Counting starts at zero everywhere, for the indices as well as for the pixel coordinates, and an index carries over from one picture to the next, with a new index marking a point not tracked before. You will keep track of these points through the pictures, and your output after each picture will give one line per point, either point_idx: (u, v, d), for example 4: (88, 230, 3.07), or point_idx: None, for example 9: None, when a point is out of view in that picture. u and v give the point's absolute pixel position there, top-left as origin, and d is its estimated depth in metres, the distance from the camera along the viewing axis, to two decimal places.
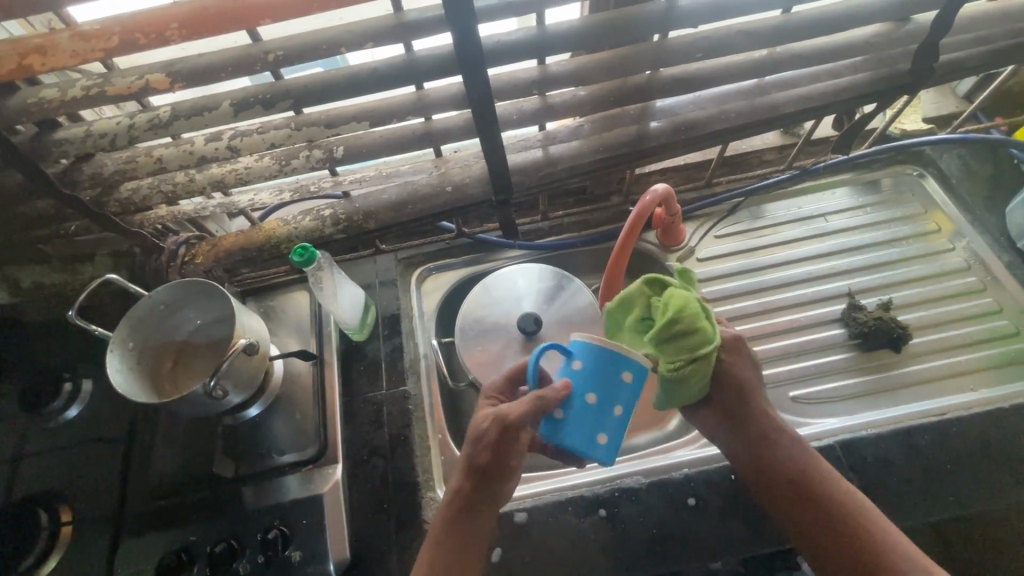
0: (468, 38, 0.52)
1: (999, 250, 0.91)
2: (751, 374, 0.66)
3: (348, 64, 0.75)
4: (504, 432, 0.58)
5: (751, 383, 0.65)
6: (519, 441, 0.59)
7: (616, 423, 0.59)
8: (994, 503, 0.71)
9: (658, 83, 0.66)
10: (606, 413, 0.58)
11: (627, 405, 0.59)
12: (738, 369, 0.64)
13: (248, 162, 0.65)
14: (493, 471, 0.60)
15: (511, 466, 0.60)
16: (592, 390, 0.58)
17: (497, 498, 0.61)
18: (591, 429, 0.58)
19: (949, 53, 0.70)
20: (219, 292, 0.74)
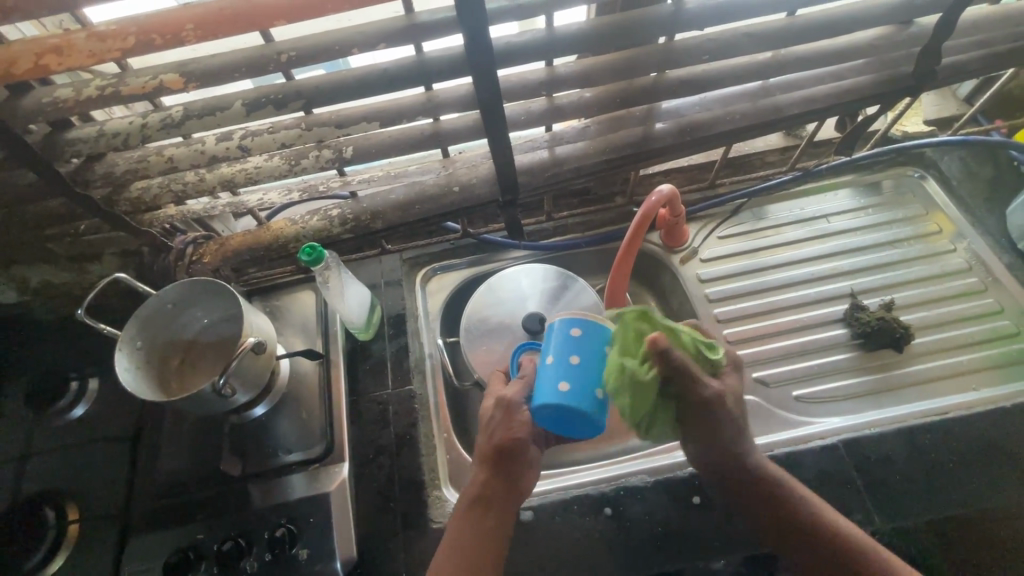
0: (478, 40, 0.53)
1: (999, 251, 0.92)
2: (732, 423, 0.64)
3: (351, 66, 0.76)
4: (507, 411, 0.65)
5: (732, 428, 0.64)
6: (522, 420, 0.64)
7: (578, 373, 0.58)
8: (996, 501, 0.72)
9: (664, 84, 0.67)
10: (564, 366, 0.58)
11: (584, 353, 0.59)
12: (711, 424, 0.63)
13: (257, 162, 0.65)
14: (504, 452, 0.64)
15: (521, 445, 0.64)
16: (551, 351, 0.60)
17: (512, 482, 0.65)
18: (550, 380, 0.58)
19: (951, 56, 0.71)
20: (227, 291, 0.75)
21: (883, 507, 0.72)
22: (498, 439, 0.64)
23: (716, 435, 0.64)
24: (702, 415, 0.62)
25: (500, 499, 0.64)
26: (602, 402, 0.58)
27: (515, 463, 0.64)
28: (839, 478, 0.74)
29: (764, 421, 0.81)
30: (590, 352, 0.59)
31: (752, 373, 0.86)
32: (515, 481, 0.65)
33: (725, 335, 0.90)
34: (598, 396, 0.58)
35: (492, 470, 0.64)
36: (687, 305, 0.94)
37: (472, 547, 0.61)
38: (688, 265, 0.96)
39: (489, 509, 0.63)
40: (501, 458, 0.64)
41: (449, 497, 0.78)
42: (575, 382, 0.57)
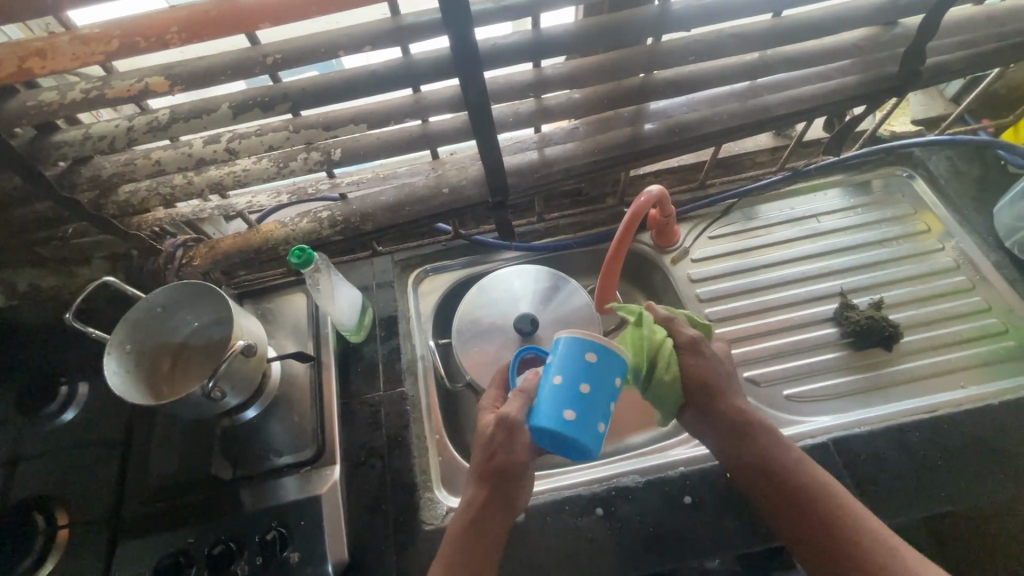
0: (464, 40, 0.53)
1: (988, 250, 0.92)
2: (720, 369, 0.68)
3: (344, 67, 0.74)
4: (506, 438, 0.62)
5: (723, 373, 0.68)
6: (522, 445, 0.63)
7: (551, 392, 0.57)
8: (984, 498, 0.72)
9: (652, 85, 0.67)
10: (571, 391, 0.56)
11: (557, 369, 0.57)
12: (703, 370, 0.66)
13: (246, 164, 0.65)
14: (502, 474, 0.63)
15: (519, 468, 0.63)
16: (558, 372, 0.57)
17: (508, 499, 0.65)
18: (555, 405, 0.56)
19: (936, 56, 0.72)
20: (218, 294, 0.74)
21: (872, 505, 0.73)
22: (496, 461, 0.63)
23: (706, 380, 0.66)
24: (690, 356, 0.67)
25: (497, 515, 0.65)
26: (575, 426, 0.55)
27: (513, 482, 0.64)
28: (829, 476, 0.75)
29: None
30: (565, 363, 0.57)
31: (743, 372, 0.86)
32: (515, 496, 0.65)
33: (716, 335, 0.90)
34: (568, 417, 0.55)
35: (491, 487, 0.64)
36: (678, 304, 0.95)
37: (472, 562, 0.62)
38: (679, 265, 0.96)
39: (488, 527, 0.64)
40: (499, 478, 0.64)
41: (441, 498, 0.78)
42: (551, 397, 0.56)
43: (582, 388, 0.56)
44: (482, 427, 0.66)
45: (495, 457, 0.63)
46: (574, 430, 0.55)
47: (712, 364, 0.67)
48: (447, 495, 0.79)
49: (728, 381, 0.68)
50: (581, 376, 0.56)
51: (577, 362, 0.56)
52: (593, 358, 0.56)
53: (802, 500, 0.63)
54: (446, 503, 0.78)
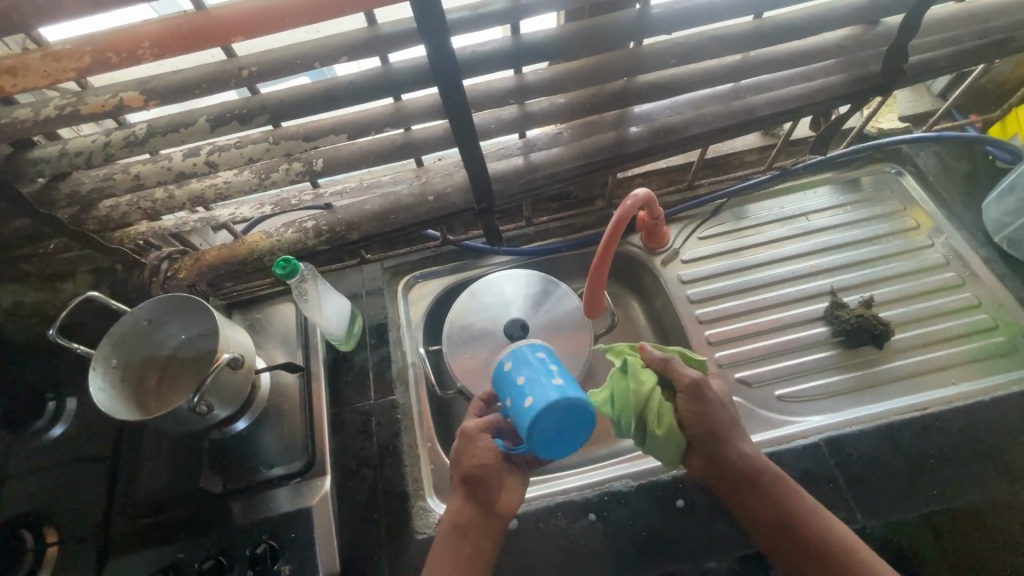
0: (442, 49, 0.52)
1: (976, 245, 0.92)
2: (723, 412, 0.67)
3: (337, 74, 0.74)
4: (466, 442, 0.67)
5: (727, 418, 0.67)
6: (484, 446, 0.66)
7: (511, 412, 0.61)
8: (976, 494, 0.72)
9: (636, 88, 0.66)
10: (518, 389, 0.60)
11: (501, 394, 0.64)
12: (708, 414, 0.66)
13: (227, 177, 0.65)
14: (472, 476, 0.65)
15: (484, 471, 0.65)
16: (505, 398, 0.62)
17: (483, 507, 0.66)
18: (519, 407, 0.58)
19: (918, 54, 0.71)
20: (203, 306, 0.74)
21: (865, 505, 0.72)
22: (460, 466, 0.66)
23: (710, 424, 0.66)
24: (690, 399, 0.66)
25: (474, 524, 0.65)
26: (537, 398, 0.56)
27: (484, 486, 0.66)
28: (821, 476, 0.75)
29: (747, 421, 0.81)
30: (499, 380, 0.64)
31: (734, 373, 0.86)
32: (490, 504, 0.66)
33: (708, 336, 0.90)
34: (525, 404, 0.58)
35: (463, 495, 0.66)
36: (669, 306, 0.94)
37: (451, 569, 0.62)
38: (669, 267, 0.96)
39: (468, 533, 0.64)
40: (468, 484, 0.66)
41: (433, 507, 0.78)
42: (512, 413, 0.60)
43: (518, 381, 0.60)
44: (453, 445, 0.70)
45: (461, 463, 0.66)
46: (531, 406, 0.56)
47: (712, 405, 0.66)
48: (439, 503, 0.78)
49: (732, 425, 0.67)
50: (512, 376, 0.62)
51: (506, 375, 0.63)
52: (509, 361, 0.64)
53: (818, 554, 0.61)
54: (438, 511, 0.77)
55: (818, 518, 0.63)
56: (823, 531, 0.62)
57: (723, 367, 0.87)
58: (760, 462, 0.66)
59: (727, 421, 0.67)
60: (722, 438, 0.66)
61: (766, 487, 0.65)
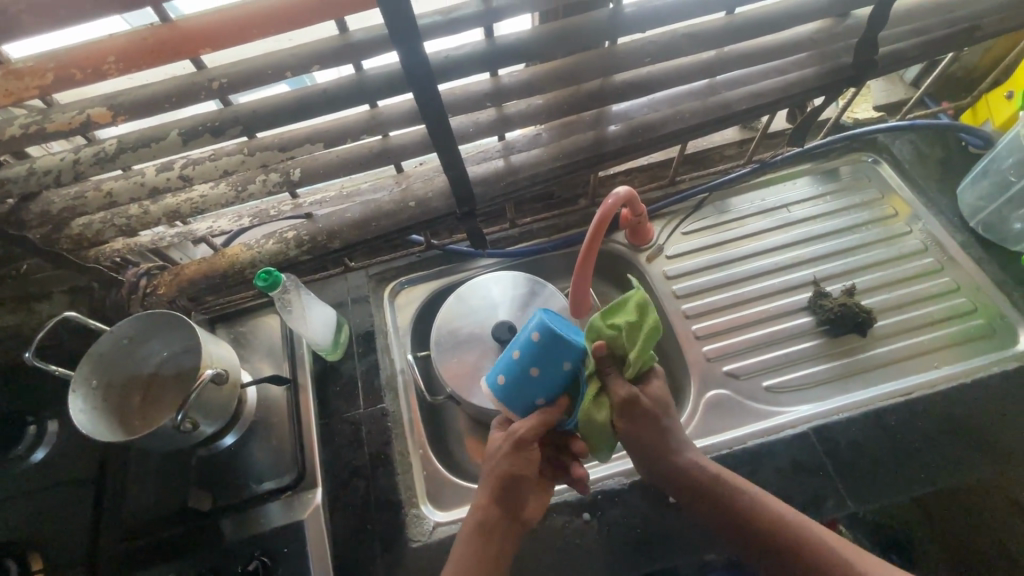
0: (415, 54, 0.52)
1: (954, 230, 0.93)
2: (660, 423, 0.65)
3: (316, 81, 0.73)
4: (516, 448, 0.63)
5: (665, 429, 0.65)
6: (533, 455, 0.64)
7: (545, 372, 0.60)
8: (961, 475, 0.74)
9: (612, 87, 0.66)
10: (527, 349, 0.60)
11: (522, 386, 0.61)
12: (640, 427, 0.64)
13: (203, 191, 0.64)
14: (512, 479, 0.63)
15: (523, 478, 0.63)
16: (529, 371, 0.60)
17: (511, 511, 0.65)
18: (540, 346, 0.59)
19: (889, 45, 0.72)
20: (184, 322, 0.73)
21: (855, 491, 0.73)
22: (502, 469, 0.63)
23: (643, 439, 0.64)
24: (623, 411, 0.63)
25: (500, 527, 0.63)
26: (538, 326, 0.60)
27: (518, 491, 0.64)
28: (811, 465, 0.75)
29: (736, 414, 0.82)
30: (508, 385, 0.62)
31: (722, 366, 0.87)
32: (518, 508, 0.65)
33: (694, 330, 0.90)
34: (540, 339, 0.59)
35: (498, 498, 0.64)
36: (656, 303, 0.95)
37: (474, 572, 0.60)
38: (654, 263, 0.96)
39: (493, 536, 0.63)
40: (505, 487, 0.63)
41: (428, 513, 0.77)
42: (547, 370, 0.60)
43: (517, 350, 0.61)
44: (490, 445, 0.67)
45: (504, 465, 0.63)
46: (537, 336, 0.59)
47: (646, 416, 0.64)
48: (433, 510, 0.78)
49: (667, 433, 0.66)
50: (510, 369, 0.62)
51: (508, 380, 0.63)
52: (496, 373, 0.63)
53: (783, 552, 0.60)
54: (432, 518, 0.77)
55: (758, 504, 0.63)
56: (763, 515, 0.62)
57: (711, 360, 0.87)
58: (707, 468, 0.66)
59: (663, 433, 0.65)
60: (659, 449, 0.65)
61: (715, 489, 0.64)
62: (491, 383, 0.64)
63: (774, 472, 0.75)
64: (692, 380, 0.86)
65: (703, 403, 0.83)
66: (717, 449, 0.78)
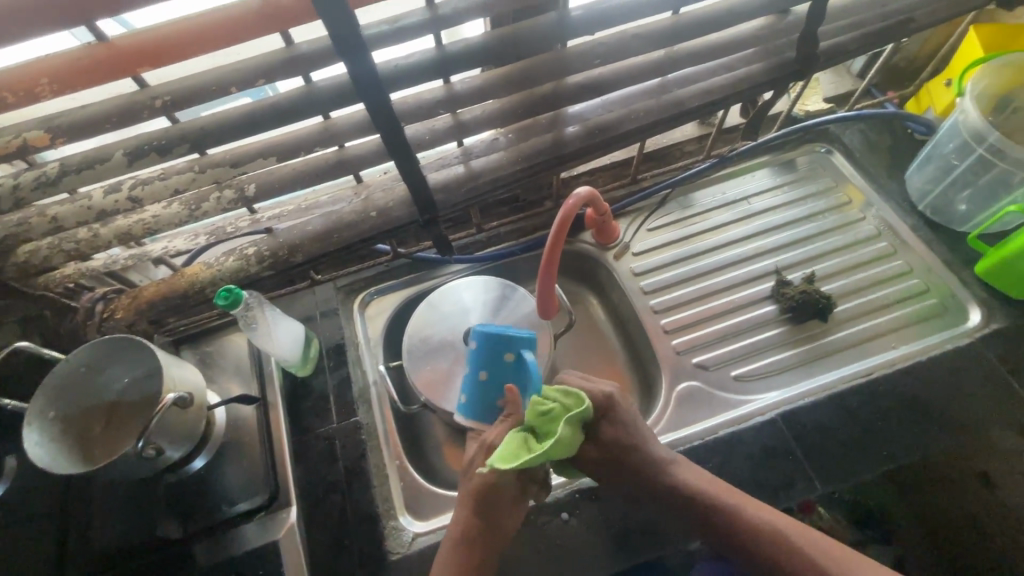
0: (362, 64, 0.51)
1: (904, 215, 0.97)
2: (624, 460, 0.67)
3: (278, 90, 0.72)
4: (485, 453, 0.65)
5: (634, 463, 0.66)
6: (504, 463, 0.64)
7: (489, 371, 0.70)
8: (921, 450, 0.76)
9: (565, 90, 0.67)
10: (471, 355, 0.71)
11: (477, 391, 0.71)
12: (608, 472, 0.68)
13: (155, 211, 0.62)
14: (485, 487, 0.63)
15: (494, 488, 0.63)
16: (477, 374, 0.70)
17: (492, 521, 0.64)
18: (475, 349, 0.70)
19: (828, 39, 0.74)
20: (144, 346, 0.71)
21: (822, 473, 0.75)
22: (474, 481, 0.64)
23: (617, 478, 0.68)
24: (584, 463, 0.69)
25: (479, 539, 0.63)
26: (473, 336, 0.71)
27: (494, 501, 0.64)
28: (779, 450, 0.77)
29: (706, 404, 0.83)
30: (466, 395, 0.72)
31: (691, 359, 0.88)
32: (497, 518, 0.64)
33: (662, 325, 0.92)
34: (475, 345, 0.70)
35: (474, 508, 0.64)
36: (625, 300, 0.96)
37: None
38: (621, 261, 0.98)
39: (473, 547, 0.63)
40: (480, 496, 0.63)
41: (406, 524, 0.77)
42: (490, 370, 0.70)
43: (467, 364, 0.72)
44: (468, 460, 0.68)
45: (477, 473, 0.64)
46: (473, 341, 0.70)
47: (605, 462, 0.67)
48: (412, 520, 0.77)
49: (639, 464, 0.66)
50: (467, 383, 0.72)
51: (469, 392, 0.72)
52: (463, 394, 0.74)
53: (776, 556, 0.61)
54: (411, 528, 0.76)
55: (746, 511, 0.64)
56: (753, 525, 0.63)
57: (680, 354, 0.89)
58: (695, 485, 0.66)
59: (634, 468, 0.67)
60: (638, 482, 0.67)
61: (706, 507, 0.65)
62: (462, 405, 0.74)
63: (745, 460, 0.77)
64: (663, 374, 0.87)
65: (675, 396, 0.85)
66: (689, 441, 0.79)
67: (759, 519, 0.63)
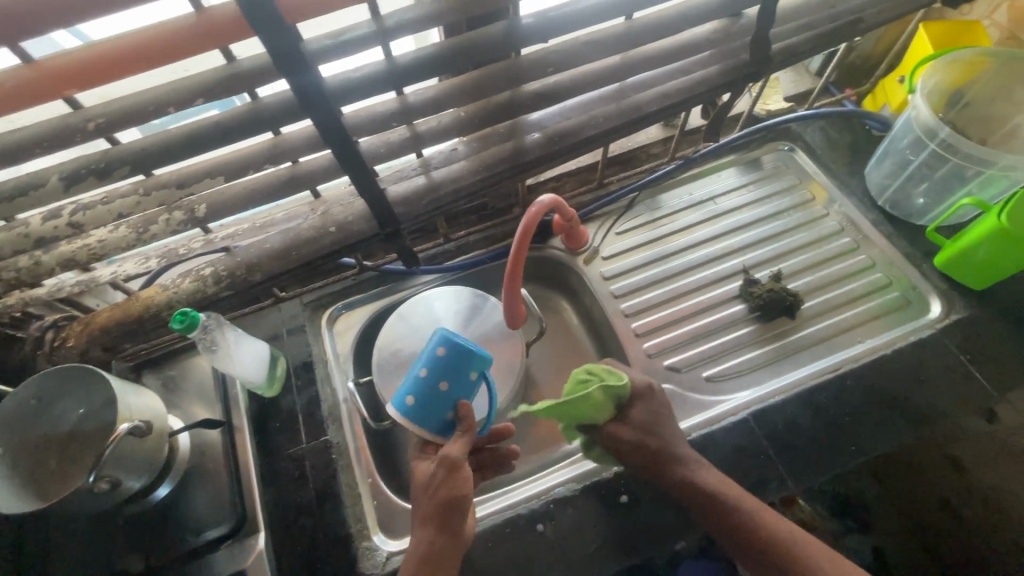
0: (306, 79, 0.50)
1: (866, 210, 0.98)
2: (651, 442, 0.70)
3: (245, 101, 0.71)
4: (450, 471, 0.63)
5: (659, 446, 0.70)
6: (466, 481, 0.63)
7: (453, 383, 0.63)
8: (889, 444, 0.77)
9: (521, 99, 0.67)
10: (432, 362, 0.63)
11: (429, 404, 0.63)
12: (634, 454, 0.70)
13: (100, 235, 0.60)
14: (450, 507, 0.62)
15: (466, 501, 0.63)
16: (437, 384, 0.63)
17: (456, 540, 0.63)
18: (442, 359, 0.62)
19: (780, 41, 0.75)
20: (95, 373, 0.69)
21: (793, 471, 0.76)
22: (442, 496, 0.62)
23: (641, 464, 0.70)
24: (609, 442, 0.72)
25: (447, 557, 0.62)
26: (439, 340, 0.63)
27: (458, 520, 0.63)
28: (751, 450, 0.78)
29: (679, 407, 0.83)
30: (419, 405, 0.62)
31: (663, 362, 0.88)
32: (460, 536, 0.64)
33: (633, 328, 0.92)
34: (444, 352, 0.63)
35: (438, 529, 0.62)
36: (596, 304, 0.96)
37: None
38: (591, 265, 0.98)
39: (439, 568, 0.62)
40: (443, 516, 0.62)
41: (379, 543, 0.75)
42: (451, 382, 0.63)
43: (422, 371, 0.63)
44: (422, 475, 0.65)
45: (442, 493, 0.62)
46: (446, 348, 0.62)
47: (636, 442, 0.70)
48: (385, 539, 0.76)
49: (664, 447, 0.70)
50: (418, 385, 0.62)
51: (416, 396, 0.63)
52: (405, 394, 0.63)
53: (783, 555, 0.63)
54: (384, 548, 0.75)
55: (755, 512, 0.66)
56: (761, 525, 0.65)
57: (652, 357, 0.89)
58: (709, 483, 0.68)
59: (659, 454, 0.70)
60: (657, 472, 0.70)
61: (718, 507, 0.66)
62: (399, 408, 0.63)
63: (718, 461, 0.77)
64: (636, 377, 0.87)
65: None
66: None
67: (767, 522, 0.65)
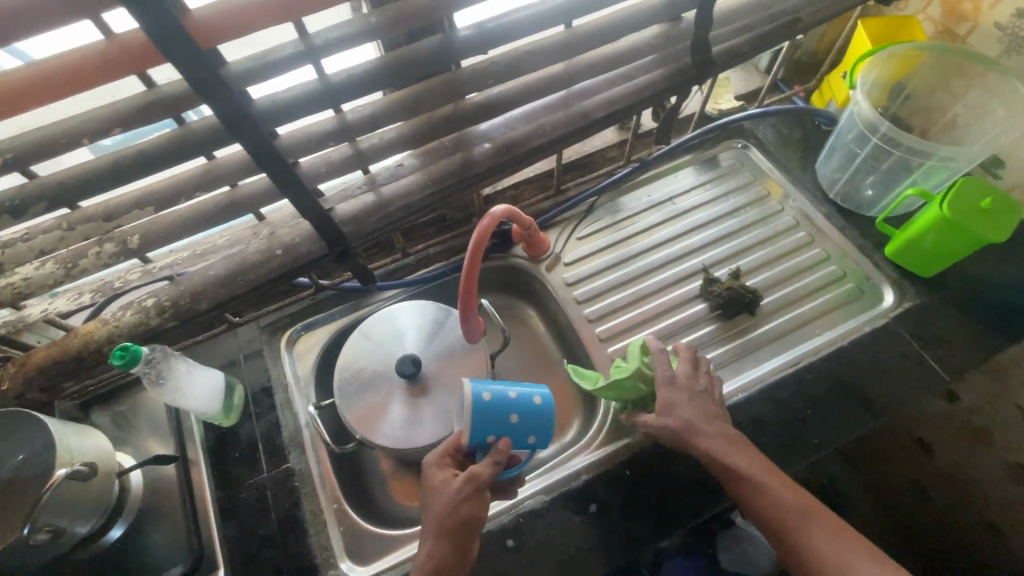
0: (229, 103, 0.48)
1: (819, 203, 1.00)
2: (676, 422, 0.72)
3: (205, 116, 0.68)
4: (474, 492, 0.64)
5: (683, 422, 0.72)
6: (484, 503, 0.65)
7: (518, 425, 0.64)
8: (850, 434, 0.78)
9: (464, 111, 0.66)
10: (525, 398, 0.64)
11: (491, 419, 0.63)
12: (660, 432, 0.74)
13: (27, 271, 0.56)
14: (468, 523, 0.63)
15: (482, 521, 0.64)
16: (513, 412, 0.63)
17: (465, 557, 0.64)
18: (534, 408, 0.64)
19: (722, 43, 0.75)
20: (29, 417, 0.65)
21: None
22: (464, 514, 0.63)
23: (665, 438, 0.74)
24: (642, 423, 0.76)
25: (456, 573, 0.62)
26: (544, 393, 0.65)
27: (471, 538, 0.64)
28: None
29: None
30: (486, 408, 0.62)
31: None
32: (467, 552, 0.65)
33: (598, 333, 0.92)
34: (540, 404, 0.64)
35: (451, 546, 0.62)
36: (560, 311, 0.95)
37: None
38: (554, 272, 0.97)
39: None
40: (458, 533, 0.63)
41: (347, 570, 0.74)
42: (517, 424, 0.64)
43: (514, 394, 0.63)
44: (441, 485, 0.65)
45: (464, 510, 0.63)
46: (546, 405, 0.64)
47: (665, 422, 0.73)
48: (353, 565, 0.74)
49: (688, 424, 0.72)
50: (504, 397, 0.63)
51: (495, 401, 0.63)
52: (487, 390, 0.63)
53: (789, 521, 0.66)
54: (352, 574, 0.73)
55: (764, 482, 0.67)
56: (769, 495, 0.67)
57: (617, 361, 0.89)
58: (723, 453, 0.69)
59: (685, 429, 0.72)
60: (680, 444, 0.72)
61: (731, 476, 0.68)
62: (474, 395, 0.62)
63: (686, 463, 0.77)
64: None
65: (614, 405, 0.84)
66: (628, 450, 0.79)
67: (775, 489, 0.67)
